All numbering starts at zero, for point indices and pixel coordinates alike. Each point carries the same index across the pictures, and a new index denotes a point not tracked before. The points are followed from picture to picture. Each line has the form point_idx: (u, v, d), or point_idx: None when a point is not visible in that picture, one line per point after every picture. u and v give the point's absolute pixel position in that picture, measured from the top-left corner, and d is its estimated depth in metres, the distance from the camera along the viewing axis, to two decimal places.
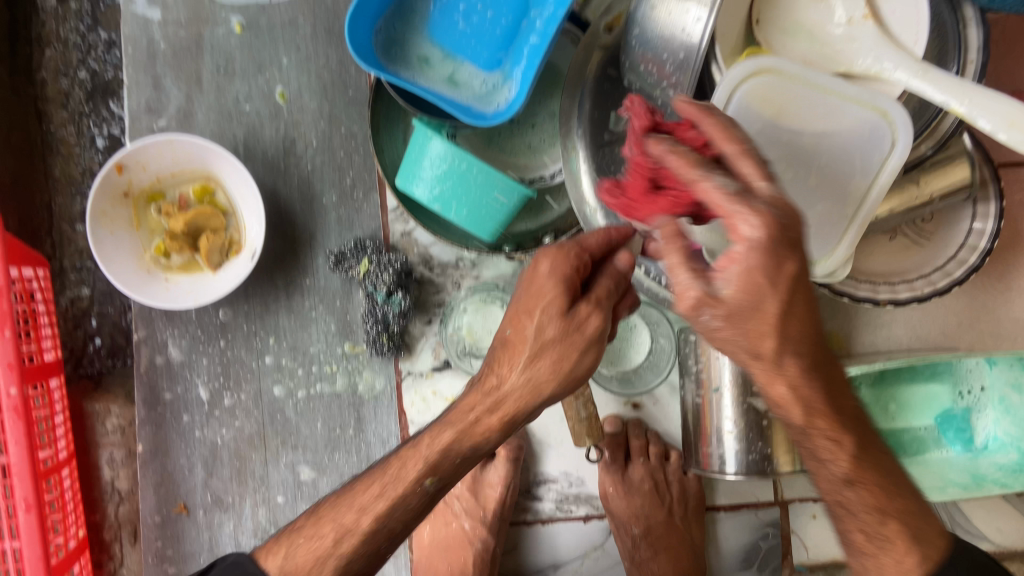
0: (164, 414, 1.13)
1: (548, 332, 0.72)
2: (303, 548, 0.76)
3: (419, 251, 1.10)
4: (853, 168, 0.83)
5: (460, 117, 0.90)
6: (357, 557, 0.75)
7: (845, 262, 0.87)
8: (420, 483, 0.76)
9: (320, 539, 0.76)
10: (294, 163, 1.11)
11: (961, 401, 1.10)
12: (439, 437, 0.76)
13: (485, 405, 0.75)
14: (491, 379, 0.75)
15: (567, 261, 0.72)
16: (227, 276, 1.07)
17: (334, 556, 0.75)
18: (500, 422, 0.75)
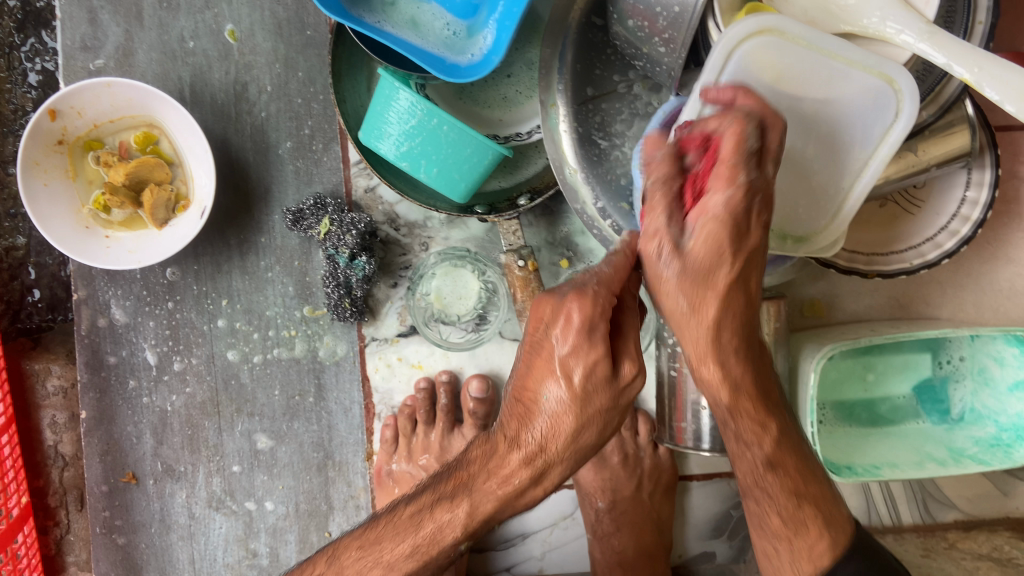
0: (108, 378, 1.05)
1: (600, 397, 0.65)
2: None
3: (384, 209, 1.03)
4: (853, 138, 0.77)
5: (431, 71, 0.81)
6: None
7: (838, 236, 0.83)
8: (459, 548, 0.69)
9: None
10: (246, 110, 1.01)
11: (940, 371, 1.07)
12: (479, 507, 0.67)
13: (530, 470, 0.66)
14: (530, 441, 0.66)
15: (598, 300, 0.63)
16: (173, 233, 0.99)
17: None
18: (544, 489, 0.68)
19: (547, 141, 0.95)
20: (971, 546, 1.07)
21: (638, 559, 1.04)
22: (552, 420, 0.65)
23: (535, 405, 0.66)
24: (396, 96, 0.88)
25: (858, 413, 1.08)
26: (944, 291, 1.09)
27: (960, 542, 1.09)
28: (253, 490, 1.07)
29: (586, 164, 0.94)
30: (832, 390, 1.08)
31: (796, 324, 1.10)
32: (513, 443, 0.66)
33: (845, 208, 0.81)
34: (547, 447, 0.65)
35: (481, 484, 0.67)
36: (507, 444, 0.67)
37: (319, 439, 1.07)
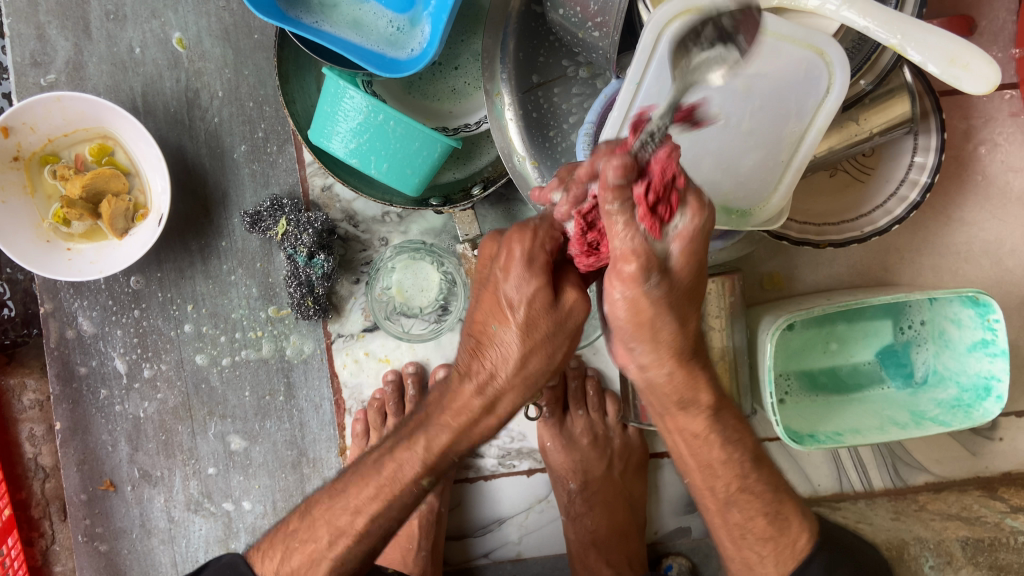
0: (80, 389, 1.07)
1: (538, 331, 0.65)
2: (296, 552, 0.79)
3: (341, 207, 1.05)
4: (788, 111, 0.79)
5: (370, 68, 0.82)
6: (351, 557, 0.77)
7: (780, 206, 0.86)
8: (418, 483, 0.74)
9: (315, 541, 0.78)
10: (199, 117, 1.03)
11: (902, 336, 1.09)
12: (436, 440, 0.72)
13: (478, 402, 0.69)
14: (477, 374, 0.68)
15: (537, 236, 0.63)
16: (134, 243, 1.00)
17: (328, 557, 0.77)
18: (497, 421, 0.71)
19: (494, 131, 0.95)
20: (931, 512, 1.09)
21: (611, 537, 1.05)
22: (492, 359, 0.67)
23: (482, 344, 0.67)
24: (343, 95, 0.89)
25: (822, 381, 1.10)
26: (902, 257, 1.09)
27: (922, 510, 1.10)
28: (230, 490, 1.09)
29: (535, 153, 0.95)
30: (795, 359, 1.09)
31: (757, 298, 1.11)
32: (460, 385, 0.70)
33: (788, 176, 0.83)
34: (485, 384, 0.68)
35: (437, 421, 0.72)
36: (460, 382, 0.70)
37: (291, 437, 1.08)
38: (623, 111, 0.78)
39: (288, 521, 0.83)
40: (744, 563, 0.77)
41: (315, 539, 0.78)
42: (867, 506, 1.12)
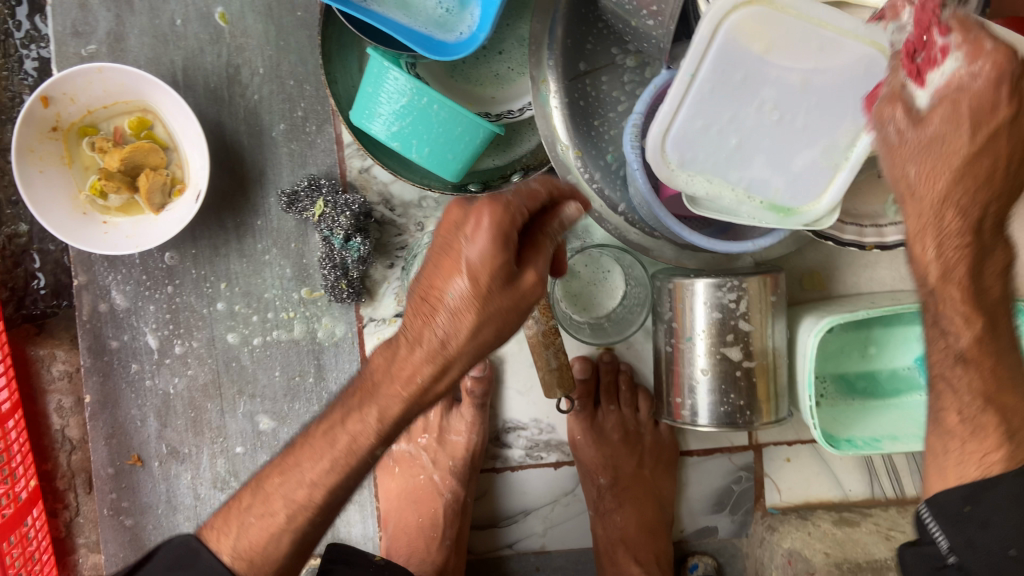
0: (111, 363, 1.07)
1: (492, 304, 0.62)
2: (251, 526, 0.71)
3: (378, 189, 1.04)
4: (845, 110, 0.76)
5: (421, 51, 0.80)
6: (312, 527, 0.71)
7: (831, 211, 0.81)
8: (374, 453, 0.69)
9: (271, 515, 0.70)
10: (239, 93, 1.01)
11: None
12: (387, 410, 0.66)
13: (429, 370, 0.63)
14: (427, 333, 0.63)
15: (507, 210, 0.60)
16: (170, 218, 0.99)
17: (288, 531, 0.70)
18: (449, 387, 0.67)
19: (537, 117, 0.93)
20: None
21: (639, 536, 1.04)
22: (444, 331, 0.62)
23: (429, 308, 0.63)
24: (386, 77, 0.88)
25: (858, 386, 1.07)
26: None
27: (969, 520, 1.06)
28: (257, 470, 1.09)
29: (579, 143, 0.93)
30: (832, 362, 1.08)
31: (795, 297, 1.08)
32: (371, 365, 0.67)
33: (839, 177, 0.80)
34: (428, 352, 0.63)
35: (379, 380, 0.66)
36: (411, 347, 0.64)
37: (320, 420, 1.08)
38: (676, 99, 0.76)
39: (240, 494, 0.74)
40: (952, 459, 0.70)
41: (273, 512, 0.71)
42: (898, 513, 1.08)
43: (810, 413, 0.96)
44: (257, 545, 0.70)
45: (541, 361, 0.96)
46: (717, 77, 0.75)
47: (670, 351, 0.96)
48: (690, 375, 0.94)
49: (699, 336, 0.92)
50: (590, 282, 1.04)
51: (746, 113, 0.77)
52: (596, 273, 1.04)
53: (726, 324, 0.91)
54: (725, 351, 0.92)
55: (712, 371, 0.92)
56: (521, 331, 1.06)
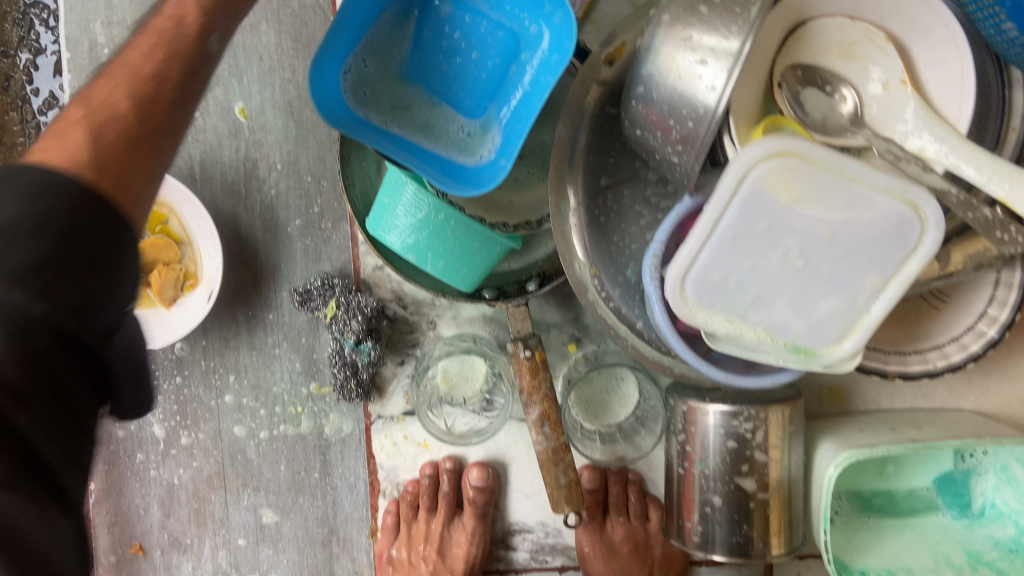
0: (117, 450, 1.06)
1: (190, 28, 0.66)
2: (76, 135, 0.55)
3: (392, 287, 1.02)
4: (873, 261, 0.74)
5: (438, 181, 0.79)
6: (134, 116, 0.58)
7: (853, 355, 0.80)
8: (207, 41, 0.67)
9: (71, 134, 0.55)
10: (256, 188, 1.00)
11: (962, 465, 1.01)
12: (111, 129, 0.57)
13: (149, 86, 0.61)
14: (120, 72, 0.61)
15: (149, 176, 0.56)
16: (182, 314, 0.98)
17: (105, 129, 0.56)
18: (167, 107, 0.61)
19: (556, 233, 0.92)
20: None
21: None
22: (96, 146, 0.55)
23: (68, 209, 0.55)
24: (403, 190, 0.87)
25: (871, 504, 1.04)
26: (974, 382, 1.04)
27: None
28: (258, 563, 1.07)
29: (597, 260, 0.91)
30: (848, 480, 1.05)
31: (812, 411, 1.07)
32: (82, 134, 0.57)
33: (864, 324, 0.78)
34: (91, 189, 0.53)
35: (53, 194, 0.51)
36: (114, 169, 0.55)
37: (323, 515, 1.06)
38: (699, 242, 0.75)
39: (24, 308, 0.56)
40: None
41: (96, 125, 0.56)
42: None
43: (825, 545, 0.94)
44: (106, 146, 0.55)
45: (550, 477, 0.94)
46: (741, 224, 0.74)
47: (682, 474, 0.94)
48: (701, 501, 0.92)
49: (710, 463, 0.91)
50: (605, 391, 1.03)
51: (770, 258, 0.75)
52: (610, 382, 1.02)
53: (739, 453, 0.90)
54: (738, 481, 0.90)
55: (723, 501, 0.90)
56: (528, 436, 1.05)
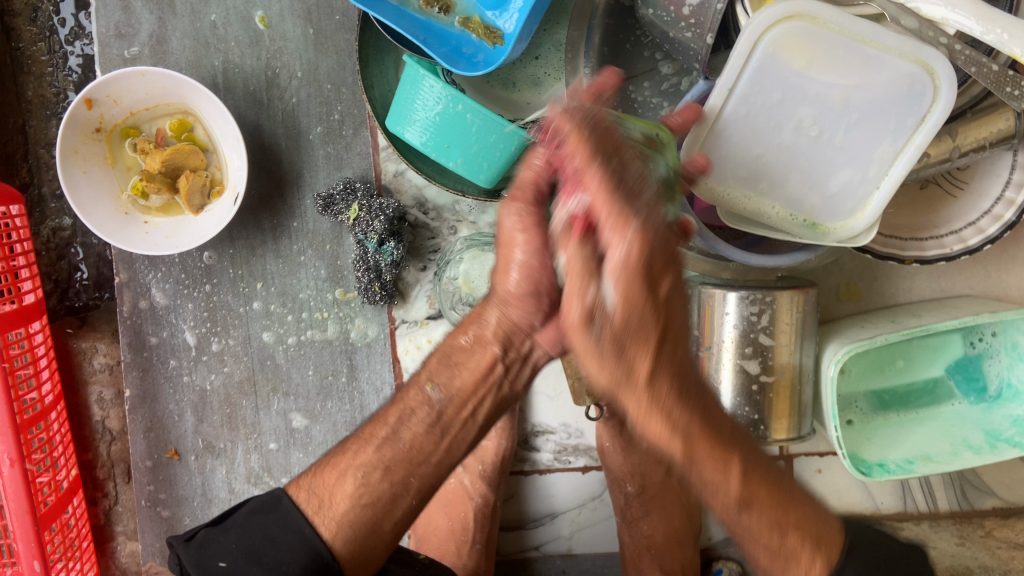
0: (150, 358, 1.09)
1: (402, 439, 0.75)
2: (324, 479, 0.77)
3: (412, 193, 1.04)
4: (886, 127, 0.75)
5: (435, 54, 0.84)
6: (375, 478, 0.74)
7: (870, 228, 0.80)
8: (422, 389, 0.75)
9: (335, 471, 0.77)
10: (277, 96, 1.02)
11: (973, 349, 1.02)
12: (356, 457, 0.76)
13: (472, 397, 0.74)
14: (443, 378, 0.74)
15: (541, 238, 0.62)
16: (209, 219, 1.01)
17: (351, 469, 0.75)
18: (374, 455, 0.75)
19: None
20: (663, 261, 0.51)
21: (665, 545, 1.05)
22: (472, 331, 0.72)
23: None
24: (422, 83, 0.87)
25: (890, 403, 1.04)
26: (990, 274, 1.04)
27: (635, 210, 0.49)
28: (290, 466, 1.11)
29: None
30: (862, 380, 1.05)
31: (832, 310, 1.07)
32: (431, 362, 0.77)
33: (878, 196, 0.78)
34: (459, 414, 0.74)
35: (421, 370, 0.77)
36: (358, 444, 0.77)
37: (352, 419, 1.09)
38: (713, 114, 0.76)
39: (323, 461, 0.80)
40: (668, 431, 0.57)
41: (348, 464, 0.76)
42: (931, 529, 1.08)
43: (835, 442, 0.95)
44: (320, 500, 0.76)
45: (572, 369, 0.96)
46: (754, 93, 0.75)
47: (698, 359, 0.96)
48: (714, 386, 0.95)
49: (722, 347, 0.93)
50: None
51: (784, 127, 0.76)
52: None
53: (747, 336, 0.92)
54: (743, 365, 0.93)
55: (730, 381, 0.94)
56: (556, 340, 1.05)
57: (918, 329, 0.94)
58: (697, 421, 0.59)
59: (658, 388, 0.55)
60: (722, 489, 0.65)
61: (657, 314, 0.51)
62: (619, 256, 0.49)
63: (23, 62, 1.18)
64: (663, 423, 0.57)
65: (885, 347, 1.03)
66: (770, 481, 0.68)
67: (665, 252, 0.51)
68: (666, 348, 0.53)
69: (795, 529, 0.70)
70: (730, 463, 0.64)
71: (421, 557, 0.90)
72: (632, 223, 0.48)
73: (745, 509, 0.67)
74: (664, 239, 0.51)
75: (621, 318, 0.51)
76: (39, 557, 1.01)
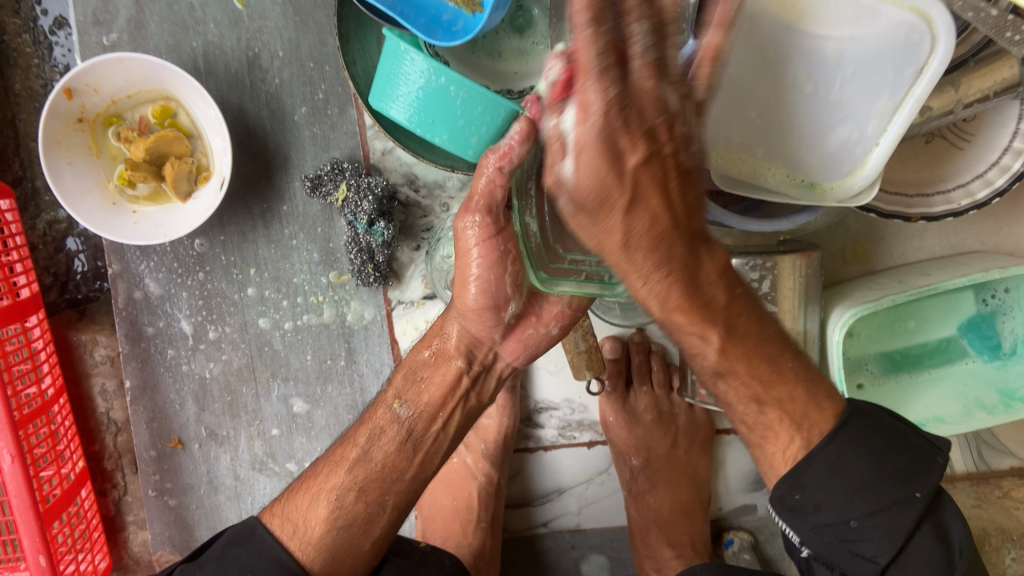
0: (148, 349, 1.08)
1: (377, 454, 0.78)
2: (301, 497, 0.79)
3: (402, 171, 1.02)
4: (883, 80, 0.72)
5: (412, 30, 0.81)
6: (354, 497, 0.77)
7: (870, 185, 0.78)
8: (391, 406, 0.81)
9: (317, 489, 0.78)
10: (260, 77, 1.00)
11: (986, 306, 0.98)
12: (329, 480, 0.78)
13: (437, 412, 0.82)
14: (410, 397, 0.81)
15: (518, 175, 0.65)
16: (197, 206, 0.99)
17: (325, 495, 0.77)
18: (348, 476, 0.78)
19: None
20: (617, 177, 0.52)
21: (673, 517, 1.03)
22: (436, 347, 0.82)
23: (530, 324, 0.79)
24: (404, 59, 0.84)
25: (901, 364, 1.01)
26: (1000, 228, 1.01)
27: (584, 123, 0.50)
28: (293, 452, 1.11)
29: None
30: (873, 342, 1.01)
31: (838, 272, 1.04)
32: (399, 378, 0.83)
33: (877, 152, 0.76)
34: (430, 430, 0.81)
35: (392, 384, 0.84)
36: (329, 466, 0.80)
37: (353, 402, 1.09)
38: None
39: (304, 478, 0.82)
40: (629, 263, 0.57)
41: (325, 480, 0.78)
42: (945, 492, 1.06)
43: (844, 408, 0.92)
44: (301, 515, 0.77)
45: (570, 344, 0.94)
46: (742, 52, 0.72)
47: None
48: None
49: None
50: None
51: (775, 85, 0.73)
52: None
53: None
54: None
55: None
56: None
57: (926, 289, 0.90)
58: (686, 290, 0.61)
59: (638, 230, 0.55)
60: (721, 373, 0.69)
61: (623, 183, 0.52)
62: (559, 178, 0.52)
63: (8, 55, 1.14)
64: (643, 284, 0.59)
65: (892, 308, 0.98)
66: (762, 356, 0.69)
67: (621, 158, 0.52)
68: (642, 203, 0.54)
69: (776, 405, 0.71)
70: (710, 334, 0.65)
71: (420, 545, 0.90)
72: (580, 143, 0.50)
73: (722, 376, 0.69)
74: (613, 145, 0.51)
75: (584, 237, 0.57)
76: (45, 552, 1.02)
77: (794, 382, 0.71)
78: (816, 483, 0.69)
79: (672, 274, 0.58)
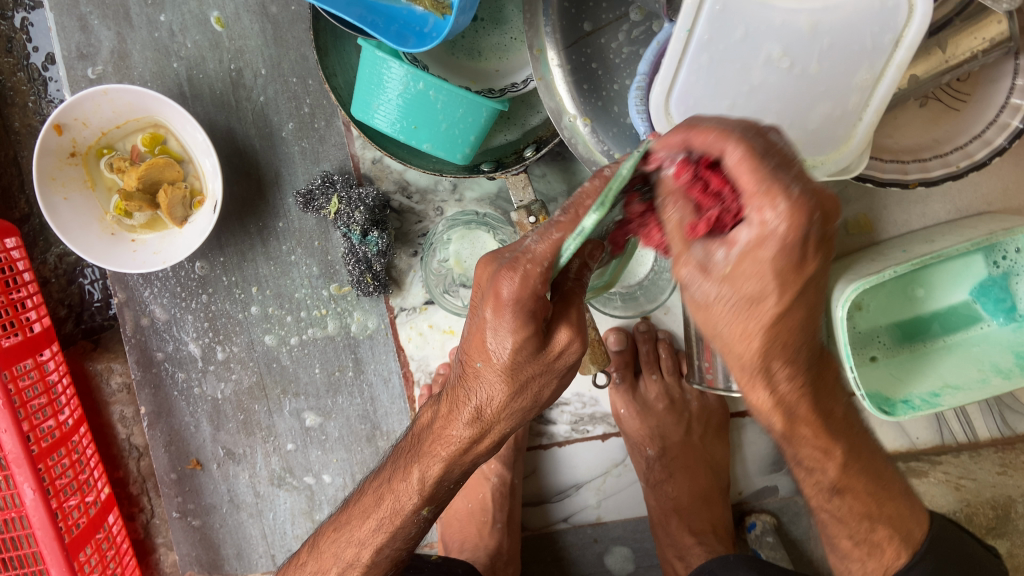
0: (160, 373, 1.10)
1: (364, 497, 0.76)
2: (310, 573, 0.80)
3: (394, 178, 1.02)
4: (863, 50, 0.69)
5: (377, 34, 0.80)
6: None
7: (858, 156, 0.76)
8: (419, 514, 0.72)
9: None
10: (245, 97, 1.01)
11: (997, 269, 0.94)
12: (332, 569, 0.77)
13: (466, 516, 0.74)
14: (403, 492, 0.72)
15: (529, 282, 0.54)
16: (193, 229, 1.00)
17: None
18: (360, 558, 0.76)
19: (540, 88, 0.88)
20: (818, 241, 0.46)
21: (692, 504, 1.02)
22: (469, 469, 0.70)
23: None
24: (379, 68, 0.83)
25: (914, 334, 0.99)
26: (1008, 187, 0.99)
27: (789, 181, 0.43)
28: (310, 465, 1.11)
29: (586, 110, 0.88)
30: (882, 314, 0.99)
31: (842, 244, 1.03)
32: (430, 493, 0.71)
33: (862, 128, 0.74)
34: None
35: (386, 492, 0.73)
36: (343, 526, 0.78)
37: (364, 412, 1.09)
38: (675, 60, 0.72)
39: (298, 554, 0.83)
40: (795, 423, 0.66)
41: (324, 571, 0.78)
42: (971, 461, 1.04)
43: (853, 384, 0.89)
44: None
45: None
46: (715, 33, 0.70)
47: None
48: None
49: None
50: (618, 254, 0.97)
51: (752, 66, 0.71)
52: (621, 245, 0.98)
53: None
54: None
55: None
56: None
57: (929, 258, 0.88)
58: (803, 406, 0.62)
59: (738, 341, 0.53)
60: (821, 470, 0.71)
61: (786, 284, 0.47)
62: (764, 228, 0.45)
63: (5, 94, 1.16)
64: (769, 397, 0.60)
65: (898, 278, 0.97)
66: (872, 477, 0.73)
67: (821, 234, 0.46)
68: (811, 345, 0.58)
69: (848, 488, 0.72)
70: (832, 451, 0.69)
71: (433, 558, 0.92)
72: (784, 195, 0.43)
73: (840, 492, 0.72)
74: (824, 211, 0.46)
75: (752, 285, 0.48)
76: None
77: (867, 468, 0.72)
78: (899, 563, 0.75)
79: (803, 388, 0.60)
